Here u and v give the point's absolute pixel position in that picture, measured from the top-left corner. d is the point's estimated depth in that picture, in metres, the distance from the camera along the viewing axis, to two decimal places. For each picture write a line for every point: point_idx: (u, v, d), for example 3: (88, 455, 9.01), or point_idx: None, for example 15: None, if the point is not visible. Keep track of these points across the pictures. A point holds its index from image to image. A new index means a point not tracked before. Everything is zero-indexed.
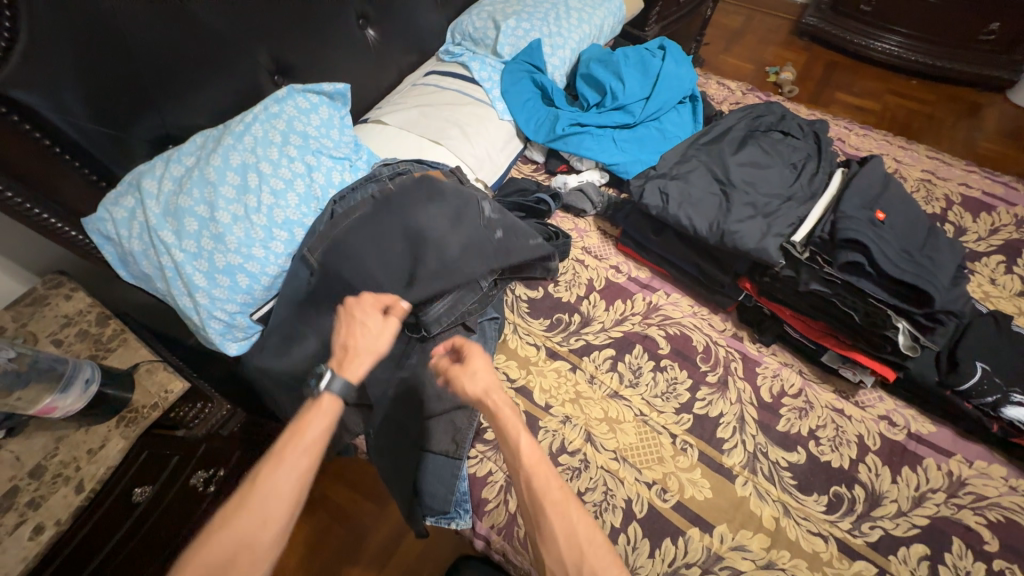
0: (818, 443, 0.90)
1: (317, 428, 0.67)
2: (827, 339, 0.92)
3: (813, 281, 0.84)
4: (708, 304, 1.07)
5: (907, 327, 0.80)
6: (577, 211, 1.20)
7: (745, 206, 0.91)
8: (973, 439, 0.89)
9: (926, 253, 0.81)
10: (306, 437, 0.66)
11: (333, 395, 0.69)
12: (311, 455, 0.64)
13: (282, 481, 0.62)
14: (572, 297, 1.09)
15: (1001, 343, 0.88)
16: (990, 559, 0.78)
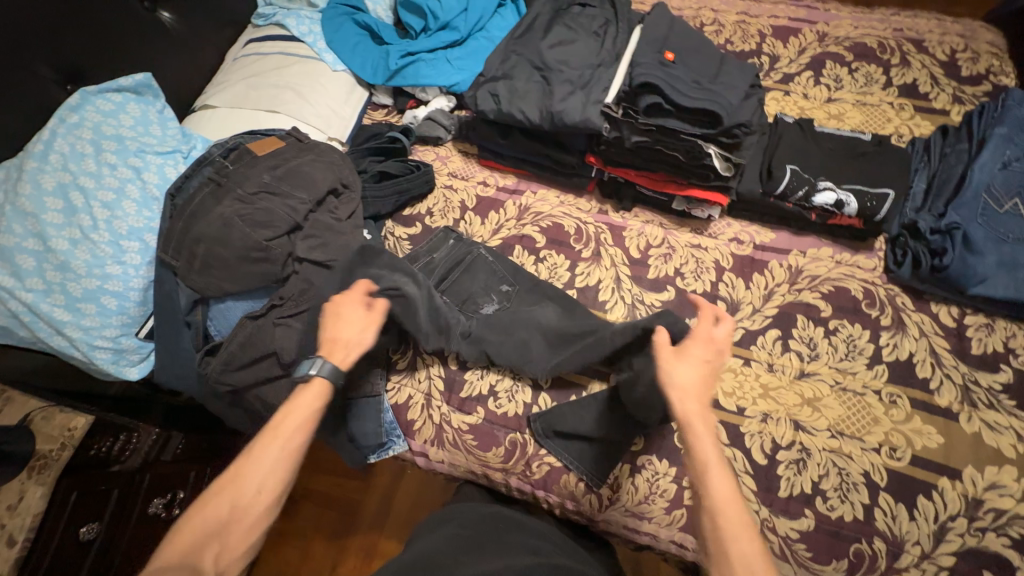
0: (684, 278, 1.02)
1: (298, 411, 0.73)
2: (670, 185, 1.01)
3: (634, 134, 0.91)
4: (571, 190, 1.14)
5: (717, 151, 0.90)
6: (433, 140, 1.22)
7: (564, 84, 0.96)
8: (804, 234, 1.03)
9: (716, 78, 0.89)
10: (280, 425, 0.72)
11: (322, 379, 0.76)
12: (294, 440, 0.71)
13: (266, 469, 0.68)
14: (448, 221, 1.13)
15: (805, 143, 1.01)
16: (827, 323, 0.94)
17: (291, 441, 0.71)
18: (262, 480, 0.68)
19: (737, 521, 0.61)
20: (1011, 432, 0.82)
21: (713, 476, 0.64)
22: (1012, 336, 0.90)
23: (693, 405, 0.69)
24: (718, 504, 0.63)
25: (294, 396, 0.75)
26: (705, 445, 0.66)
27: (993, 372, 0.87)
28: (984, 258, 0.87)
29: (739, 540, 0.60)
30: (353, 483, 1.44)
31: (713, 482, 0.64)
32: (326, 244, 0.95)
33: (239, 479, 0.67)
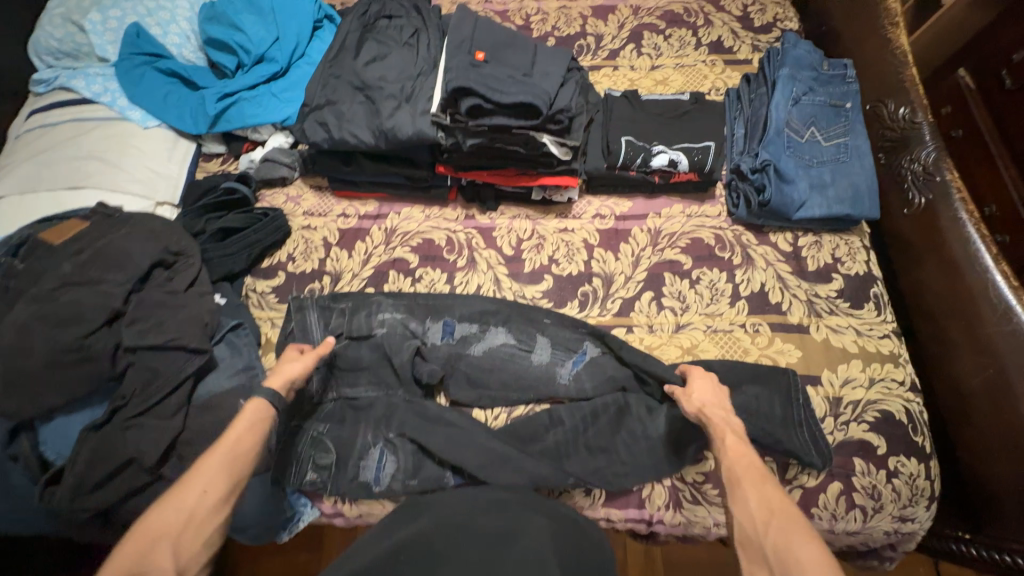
0: (560, 263, 1.04)
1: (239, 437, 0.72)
2: (522, 179, 1.02)
3: (468, 137, 0.91)
4: (434, 203, 1.12)
5: (551, 138, 0.92)
6: (279, 181, 1.13)
7: (388, 100, 0.93)
8: (655, 196, 1.09)
9: (530, 69, 0.91)
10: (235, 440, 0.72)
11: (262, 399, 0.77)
12: (244, 452, 0.71)
13: (215, 474, 0.68)
14: (313, 263, 1.06)
15: (634, 113, 1.06)
16: (690, 274, 1.01)
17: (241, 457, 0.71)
18: (221, 482, 0.67)
19: (754, 480, 0.68)
20: (850, 330, 0.94)
21: (733, 445, 0.73)
22: (837, 246, 1.02)
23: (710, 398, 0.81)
24: (739, 469, 0.70)
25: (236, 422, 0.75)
26: (718, 422, 0.77)
27: (828, 282, 0.98)
28: (798, 185, 0.98)
29: (747, 476, 0.69)
30: (307, 556, 1.30)
31: (735, 447, 0.73)
32: (160, 324, 0.85)
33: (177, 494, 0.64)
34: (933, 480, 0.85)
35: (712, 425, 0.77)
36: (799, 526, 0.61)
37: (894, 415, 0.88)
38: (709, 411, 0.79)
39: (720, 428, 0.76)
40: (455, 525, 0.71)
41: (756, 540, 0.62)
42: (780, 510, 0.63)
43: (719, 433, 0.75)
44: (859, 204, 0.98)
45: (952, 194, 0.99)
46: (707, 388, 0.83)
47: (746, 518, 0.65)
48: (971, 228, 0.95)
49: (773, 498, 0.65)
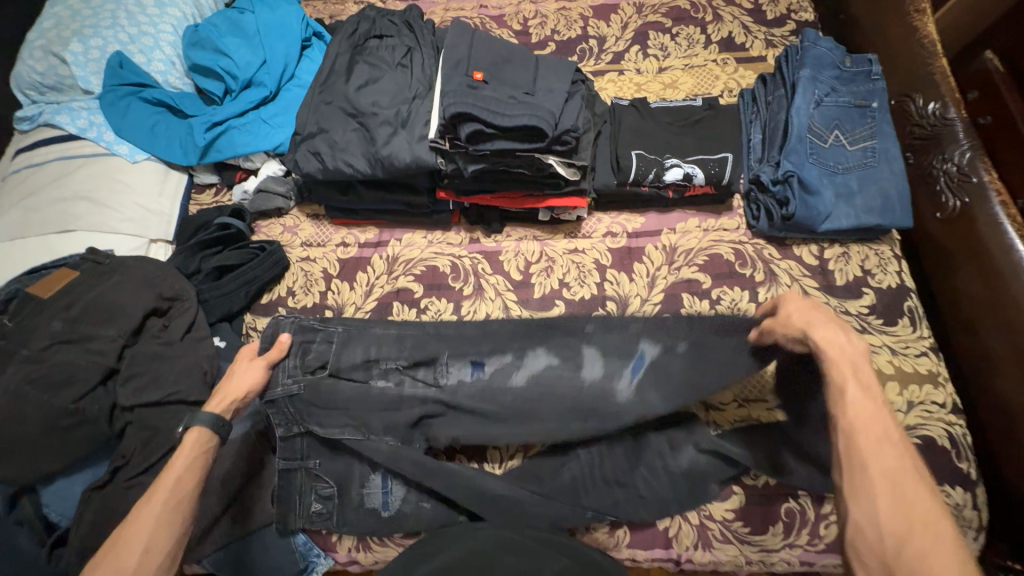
0: (571, 287, 0.99)
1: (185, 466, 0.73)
2: (528, 200, 0.97)
3: (469, 164, 0.86)
4: (437, 227, 1.07)
5: (557, 159, 0.86)
6: (275, 211, 1.09)
7: (383, 126, 0.88)
8: (669, 210, 1.03)
9: (532, 86, 0.85)
10: (171, 474, 0.72)
11: (197, 424, 0.77)
12: (188, 483, 0.72)
13: (162, 513, 0.69)
14: (315, 297, 1.02)
15: (643, 123, 1.00)
16: (710, 294, 0.95)
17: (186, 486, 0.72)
18: (166, 513, 0.69)
19: (889, 469, 0.60)
20: (884, 350, 0.88)
21: (867, 418, 0.64)
22: (866, 258, 0.95)
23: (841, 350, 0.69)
24: (869, 453, 0.62)
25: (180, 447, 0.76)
26: (841, 369, 0.68)
27: (858, 297, 0.92)
28: (823, 195, 0.91)
29: (878, 461, 0.61)
30: None
31: (869, 421, 0.64)
32: (158, 377, 0.81)
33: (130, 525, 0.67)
34: (981, 510, 0.80)
35: (835, 377, 0.68)
36: (940, 531, 0.56)
37: (935, 441, 0.82)
38: (834, 358, 0.68)
39: (850, 393, 0.66)
40: (476, 563, 0.69)
41: (881, 533, 0.57)
42: (921, 515, 0.57)
43: (840, 386, 0.67)
44: (890, 213, 0.91)
45: (991, 197, 0.92)
46: (842, 337, 0.70)
47: (870, 520, 0.58)
48: (1013, 235, 0.89)
49: (909, 496, 0.59)
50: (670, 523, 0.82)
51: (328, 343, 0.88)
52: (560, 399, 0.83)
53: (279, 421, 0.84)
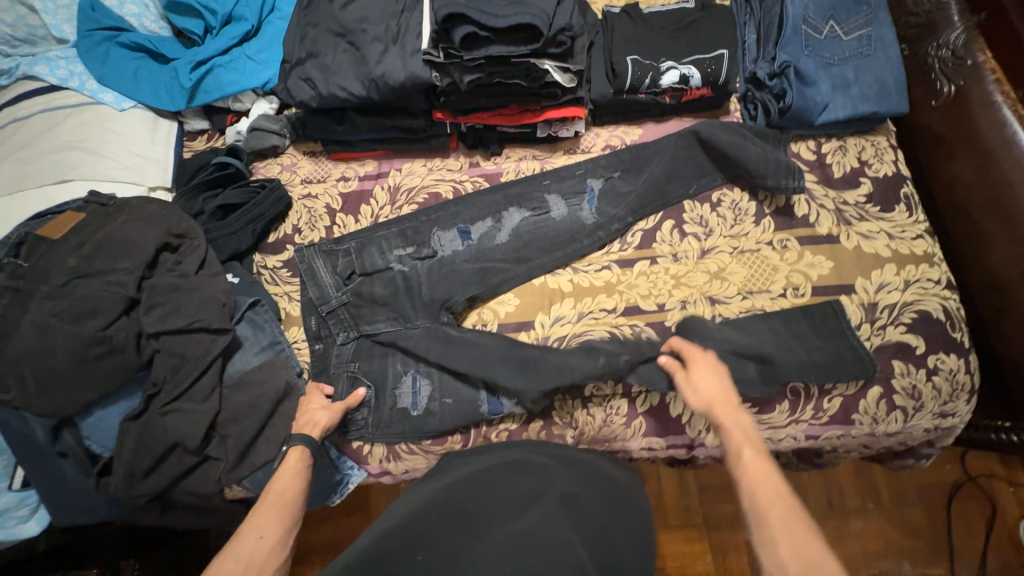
0: (573, 201, 0.99)
1: (287, 491, 0.72)
2: (525, 115, 0.97)
3: (465, 75, 0.85)
4: (435, 154, 1.07)
5: (553, 65, 0.85)
6: (271, 150, 1.07)
7: (374, 44, 0.87)
8: (666, 119, 1.03)
9: None
10: (276, 487, 0.72)
11: (298, 447, 0.77)
12: (292, 493, 0.72)
13: (270, 520, 0.68)
14: (321, 231, 1.03)
15: (636, 30, 0.98)
16: (711, 197, 0.97)
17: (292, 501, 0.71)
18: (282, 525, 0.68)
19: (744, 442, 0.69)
20: (881, 235, 0.91)
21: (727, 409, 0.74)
22: (863, 149, 0.97)
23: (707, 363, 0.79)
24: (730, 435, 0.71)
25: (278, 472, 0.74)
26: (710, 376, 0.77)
27: (856, 187, 0.94)
28: (819, 86, 0.91)
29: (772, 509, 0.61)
30: (354, 518, 1.28)
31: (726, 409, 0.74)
32: (178, 308, 0.83)
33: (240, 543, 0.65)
34: (972, 374, 0.85)
35: (730, 435, 0.70)
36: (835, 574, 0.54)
37: (931, 314, 0.86)
38: (727, 423, 0.72)
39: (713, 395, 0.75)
40: (478, 480, 0.73)
41: None
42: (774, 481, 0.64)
43: (735, 449, 0.69)
44: (886, 99, 0.92)
45: (985, 77, 0.93)
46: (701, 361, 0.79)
47: (773, 565, 0.57)
48: (1008, 111, 0.91)
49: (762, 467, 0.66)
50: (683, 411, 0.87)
51: (349, 255, 0.98)
52: (547, 264, 0.95)
53: (337, 330, 0.94)
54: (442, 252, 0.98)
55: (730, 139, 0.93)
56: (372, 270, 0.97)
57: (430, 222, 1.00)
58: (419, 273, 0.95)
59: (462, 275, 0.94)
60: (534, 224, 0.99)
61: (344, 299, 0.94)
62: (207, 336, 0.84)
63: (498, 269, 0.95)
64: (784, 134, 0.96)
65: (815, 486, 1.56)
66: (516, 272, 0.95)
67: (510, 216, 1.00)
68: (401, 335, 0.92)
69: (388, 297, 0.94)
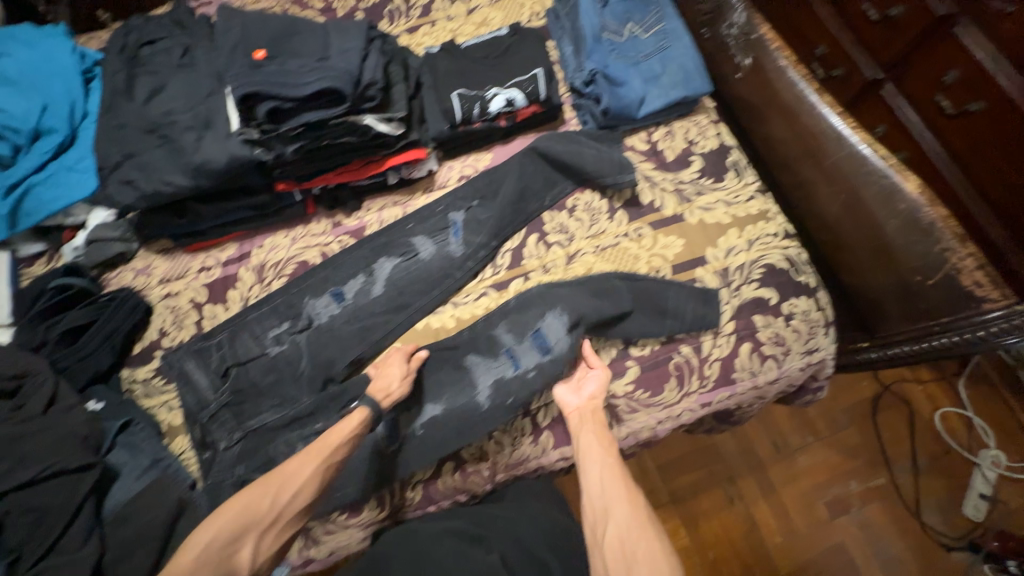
0: (439, 237, 1.00)
1: (336, 437, 0.78)
2: (369, 168, 0.97)
3: (287, 146, 0.84)
4: (295, 222, 1.04)
5: (374, 117, 0.86)
6: (120, 257, 1.02)
7: (187, 133, 0.84)
8: (511, 139, 1.07)
9: (325, 51, 0.84)
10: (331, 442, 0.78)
11: (365, 407, 0.80)
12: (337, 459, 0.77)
13: (309, 474, 0.75)
14: (190, 328, 0.98)
15: (457, 65, 1.03)
16: (566, 203, 1.01)
17: (327, 452, 0.76)
18: (319, 471, 0.75)
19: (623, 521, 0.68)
20: (719, 205, 0.98)
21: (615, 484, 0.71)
22: (688, 130, 1.05)
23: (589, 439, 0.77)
24: (609, 493, 0.71)
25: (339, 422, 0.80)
26: (585, 430, 0.79)
27: (688, 166, 1.02)
28: (631, 84, 0.98)
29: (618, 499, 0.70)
30: None
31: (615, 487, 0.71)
32: (27, 457, 0.77)
33: (279, 469, 0.75)
34: (823, 309, 0.93)
35: (585, 430, 0.78)
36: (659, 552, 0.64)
37: (776, 265, 0.94)
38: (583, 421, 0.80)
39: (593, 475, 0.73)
40: (422, 557, 0.76)
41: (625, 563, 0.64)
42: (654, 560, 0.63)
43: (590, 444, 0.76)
44: (692, 83, 1.00)
45: (769, 46, 1.05)
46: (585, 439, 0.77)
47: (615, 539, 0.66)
48: (791, 71, 1.02)
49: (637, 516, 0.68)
50: None
51: (222, 349, 0.94)
52: (426, 306, 0.96)
53: (224, 434, 0.89)
54: (320, 320, 0.96)
55: (566, 147, 0.98)
56: (250, 357, 0.93)
57: (302, 291, 0.97)
58: (303, 347, 0.94)
59: (345, 338, 0.93)
60: (406, 268, 0.98)
61: (225, 400, 0.91)
62: (71, 476, 0.78)
63: (378, 323, 0.94)
64: (614, 130, 1.02)
65: (759, 434, 1.62)
66: (397, 322, 0.95)
67: (382, 265, 0.99)
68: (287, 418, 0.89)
69: (267, 386, 0.92)
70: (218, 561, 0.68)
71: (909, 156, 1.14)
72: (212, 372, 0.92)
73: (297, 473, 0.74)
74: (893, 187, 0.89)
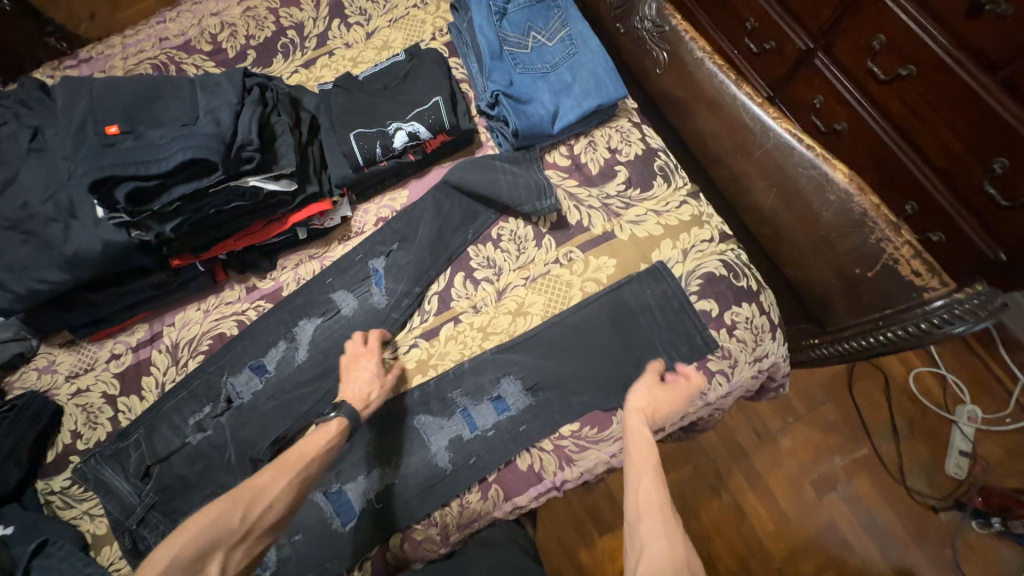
0: (361, 289, 0.93)
1: (308, 449, 0.73)
2: (270, 228, 0.90)
3: (163, 224, 0.76)
4: (206, 293, 0.96)
5: (260, 177, 0.79)
6: (19, 358, 0.94)
7: (51, 225, 0.76)
8: (426, 171, 0.99)
9: (191, 114, 0.76)
10: (300, 452, 0.73)
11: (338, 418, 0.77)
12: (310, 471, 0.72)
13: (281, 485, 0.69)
14: (105, 425, 0.90)
15: (354, 99, 0.94)
16: (492, 234, 0.95)
17: (298, 464, 0.71)
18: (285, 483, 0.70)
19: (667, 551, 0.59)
20: (649, 216, 0.93)
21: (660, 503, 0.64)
22: (610, 137, 0.98)
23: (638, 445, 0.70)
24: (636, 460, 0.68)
25: (313, 432, 0.76)
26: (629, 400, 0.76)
27: (614, 177, 0.96)
28: (539, 100, 0.92)
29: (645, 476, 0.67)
30: None
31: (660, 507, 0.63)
32: None
33: (247, 481, 0.68)
34: (767, 313, 0.88)
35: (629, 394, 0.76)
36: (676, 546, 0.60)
37: (715, 273, 0.89)
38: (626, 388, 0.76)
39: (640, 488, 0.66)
40: None
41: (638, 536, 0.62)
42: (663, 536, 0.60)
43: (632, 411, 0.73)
44: (605, 89, 0.94)
45: (684, 38, 0.99)
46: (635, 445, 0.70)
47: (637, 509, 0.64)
48: (710, 62, 0.96)
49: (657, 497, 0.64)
50: (532, 460, 0.83)
51: (141, 445, 0.87)
52: None
53: (155, 537, 0.83)
54: (242, 398, 0.89)
55: (478, 176, 0.91)
56: (171, 449, 0.86)
57: (220, 368, 0.90)
58: (228, 430, 0.86)
59: (271, 413, 0.87)
60: (329, 329, 0.91)
61: (150, 502, 0.84)
62: None
63: (304, 395, 0.88)
64: (530, 150, 0.95)
65: (739, 422, 1.56)
66: (325, 390, 0.88)
67: (302, 327, 0.92)
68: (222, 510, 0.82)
69: (195, 477, 0.85)
70: (187, 571, 0.59)
71: (848, 127, 1.11)
72: (131, 473, 0.85)
73: (266, 488, 0.68)
74: (824, 177, 0.84)
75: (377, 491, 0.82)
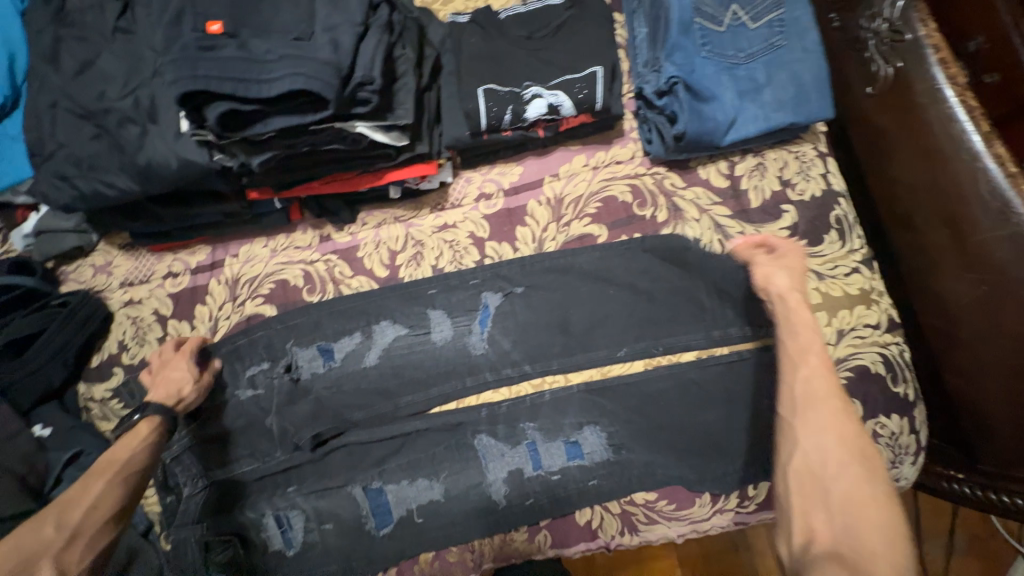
0: (462, 319, 0.80)
1: (119, 453, 0.68)
2: (362, 180, 0.76)
3: (252, 156, 0.65)
4: (277, 232, 0.86)
5: (367, 124, 0.65)
6: (77, 251, 0.87)
7: (129, 127, 0.65)
8: (548, 151, 0.82)
9: (305, 26, 0.61)
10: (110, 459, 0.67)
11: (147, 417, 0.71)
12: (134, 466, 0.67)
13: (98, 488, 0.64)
14: (153, 345, 0.84)
15: (490, 44, 0.76)
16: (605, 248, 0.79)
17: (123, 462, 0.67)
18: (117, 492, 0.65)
19: None
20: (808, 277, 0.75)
21: (856, 535, 0.49)
22: (785, 165, 0.79)
23: (822, 449, 0.56)
24: (807, 407, 0.59)
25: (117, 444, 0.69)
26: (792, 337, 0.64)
27: (775, 219, 0.77)
28: (720, 100, 0.72)
29: (820, 421, 0.58)
30: None
31: (861, 542, 0.49)
32: None
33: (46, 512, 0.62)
34: (918, 433, 0.72)
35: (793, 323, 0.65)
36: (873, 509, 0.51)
37: (869, 370, 0.73)
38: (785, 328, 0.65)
39: (822, 504, 0.53)
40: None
41: (820, 481, 0.55)
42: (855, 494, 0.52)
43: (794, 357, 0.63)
44: (807, 104, 0.73)
45: (929, 56, 0.74)
46: (813, 450, 0.57)
47: (813, 451, 0.56)
48: (956, 101, 0.71)
49: (847, 436, 0.56)
50: (592, 517, 0.73)
51: None
52: (421, 360, 0.80)
53: None
54: (296, 362, 0.80)
55: None
56: (214, 394, 0.80)
57: (277, 321, 0.81)
58: (275, 390, 0.80)
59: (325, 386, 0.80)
60: (411, 347, 0.80)
61: (188, 444, 0.77)
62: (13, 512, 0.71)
63: (360, 373, 0.80)
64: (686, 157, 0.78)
65: None
66: (385, 380, 0.80)
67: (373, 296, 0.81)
68: (259, 475, 0.77)
69: (235, 429, 0.79)
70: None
71: None
72: None
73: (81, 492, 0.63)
74: None
75: (420, 502, 0.75)
